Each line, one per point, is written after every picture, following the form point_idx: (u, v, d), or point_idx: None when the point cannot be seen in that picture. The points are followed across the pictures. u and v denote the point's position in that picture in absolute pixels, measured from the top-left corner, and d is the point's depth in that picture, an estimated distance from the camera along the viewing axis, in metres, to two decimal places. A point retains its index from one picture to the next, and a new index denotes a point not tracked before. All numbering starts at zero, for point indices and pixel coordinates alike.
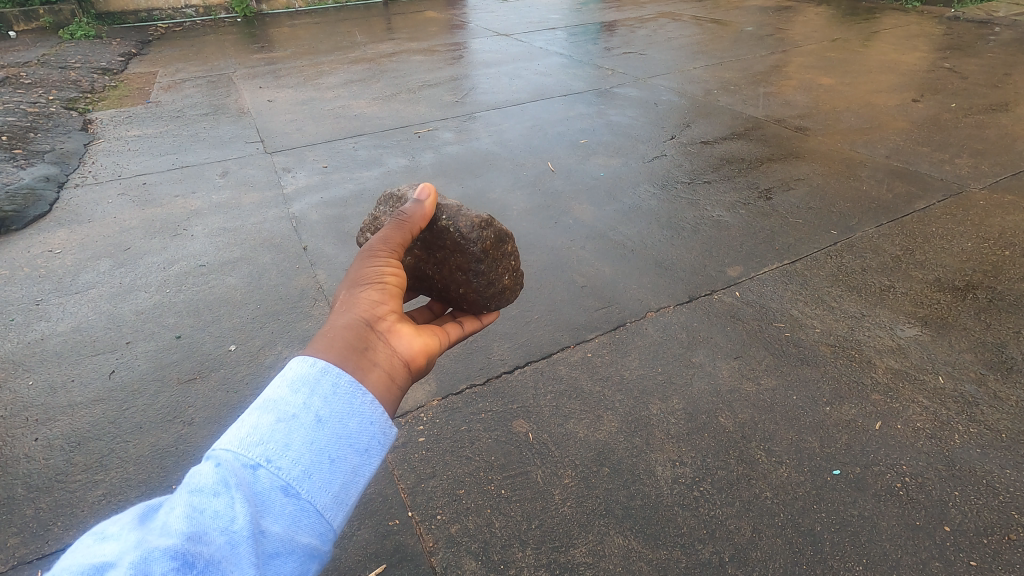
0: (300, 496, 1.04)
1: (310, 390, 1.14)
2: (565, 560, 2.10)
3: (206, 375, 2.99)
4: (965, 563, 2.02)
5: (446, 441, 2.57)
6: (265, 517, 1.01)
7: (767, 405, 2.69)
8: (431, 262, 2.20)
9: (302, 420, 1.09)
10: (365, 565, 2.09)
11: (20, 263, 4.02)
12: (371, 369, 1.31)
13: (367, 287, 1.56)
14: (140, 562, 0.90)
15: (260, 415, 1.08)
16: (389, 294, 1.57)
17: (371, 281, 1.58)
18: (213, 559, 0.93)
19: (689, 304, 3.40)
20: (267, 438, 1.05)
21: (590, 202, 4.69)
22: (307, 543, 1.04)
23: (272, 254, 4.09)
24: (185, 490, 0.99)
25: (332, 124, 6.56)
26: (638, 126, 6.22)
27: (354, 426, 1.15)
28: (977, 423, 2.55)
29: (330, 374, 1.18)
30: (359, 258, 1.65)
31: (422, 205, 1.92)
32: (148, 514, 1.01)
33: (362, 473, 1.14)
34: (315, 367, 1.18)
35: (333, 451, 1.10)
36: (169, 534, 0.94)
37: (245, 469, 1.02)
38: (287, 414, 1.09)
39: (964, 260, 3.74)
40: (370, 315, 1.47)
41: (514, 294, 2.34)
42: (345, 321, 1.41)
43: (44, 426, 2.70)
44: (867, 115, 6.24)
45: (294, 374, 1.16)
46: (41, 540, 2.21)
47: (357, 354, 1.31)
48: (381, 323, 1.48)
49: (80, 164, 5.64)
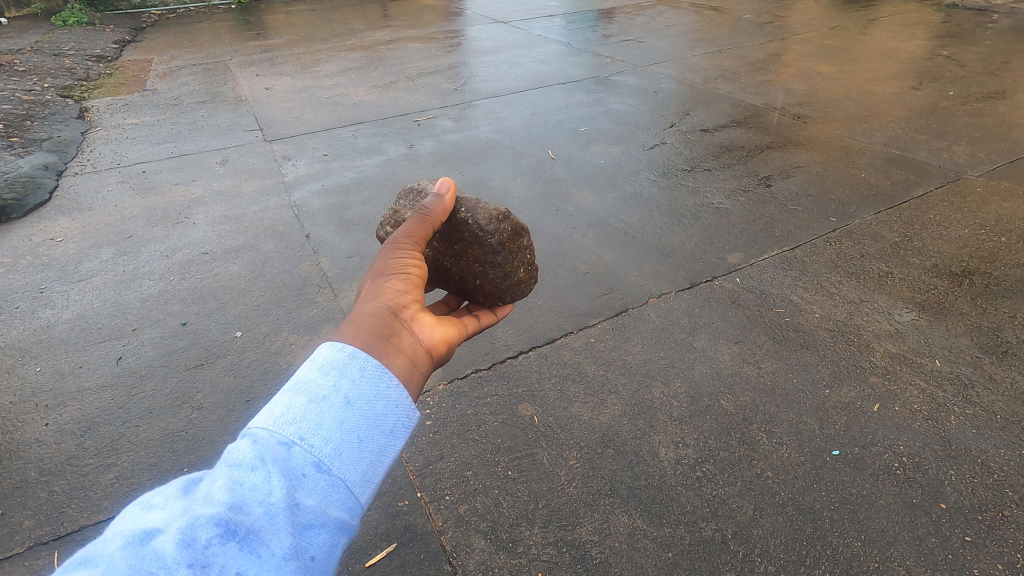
0: (332, 473, 1.07)
1: (340, 373, 1.17)
2: (571, 538, 2.14)
3: (213, 361, 3.01)
4: (961, 539, 2.08)
5: (453, 424, 2.61)
6: (299, 491, 1.03)
7: (767, 388, 2.74)
8: (449, 254, 2.24)
9: (332, 401, 1.12)
10: (376, 544, 2.14)
11: (22, 251, 4.02)
12: (397, 355, 1.33)
13: (392, 278, 1.59)
14: (186, 528, 0.95)
15: (293, 397, 1.11)
16: (412, 284, 1.61)
17: (395, 272, 1.62)
18: (252, 528, 0.97)
19: (690, 290, 3.44)
20: (300, 417, 1.08)
21: (591, 190, 4.71)
22: (338, 517, 1.06)
23: (275, 242, 4.11)
24: (224, 464, 1.03)
25: (331, 113, 6.54)
26: (637, 114, 6.23)
27: (380, 408, 1.18)
28: (973, 404, 2.60)
29: (358, 358, 1.21)
30: (383, 249, 1.68)
31: (442, 200, 1.95)
32: (191, 486, 1.05)
33: (389, 453, 1.16)
34: (344, 352, 1.21)
35: (362, 431, 1.13)
36: (212, 504, 0.99)
37: (280, 446, 1.05)
38: (317, 395, 1.12)
39: (961, 246, 3.78)
40: (395, 304, 1.50)
41: (528, 287, 2.36)
42: (371, 309, 1.44)
43: (54, 412, 2.73)
44: (866, 103, 6.26)
45: (325, 359, 1.19)
46: (56, 522, 2.24)
47: (384, 340, 1.34)
48: (405, 311, 1.51)
49: (78, 152, 5.62)
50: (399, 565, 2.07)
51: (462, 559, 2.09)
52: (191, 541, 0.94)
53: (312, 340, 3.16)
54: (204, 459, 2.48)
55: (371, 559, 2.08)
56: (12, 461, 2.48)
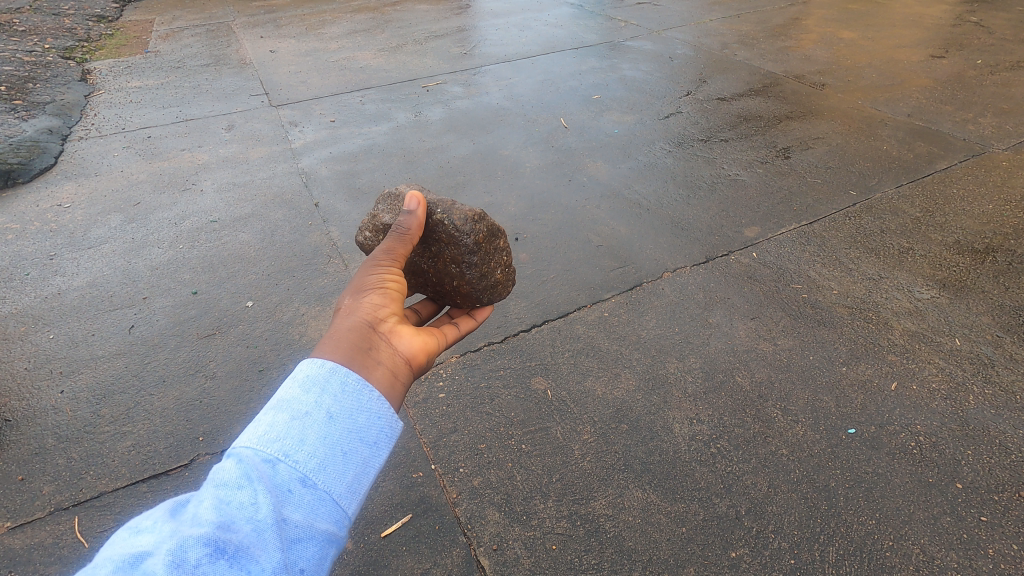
0: (318, 487, 1.05)
1: (321, 389, 1.15)
2: (586, 512, 2.15)
3: (225, 331, 3.01)
4: (976, 518, 2.07)
5: (466, 397, 2.61)
6: (286, 506, 1.02)
7: (784, 365, 2.72)
8: (427, 256, 2.17)
9: (315, 417, 1.10)
10: (392, 515, 2.15)
11: (30, 217, 3.98)
12: (376, 368, 1.29)
13: (370, 292, 1.54)
14: (176, 549, 0.93)
15: (275, 414, 1.08)
16: (390, 298, 1.56)
17: (373, 287, 1.56)
18: (242, 545, 0.96)
19: (706, 265, 3.39)
20: (284, 434, 1.06)
21: (604, 159, 4.61)
22: (326, 529, 1.05)
23: (283, 210, 4.05)
24: (210, 484, 1.01)
25: (338, 77, 6.38)
26: (652, 81, 6.05)
27: (362, 421, 1.16)
28: (992, 384, 2.57)
29: (338, 374, 1.19)
30: (361, 267, 1.62)
31: (416, 214, 1.88)
32: (178, 508, 1.03)
33: (373, 464, 1.15)
34: (324, 367, 1.18)
35: (345, 444, 1.11)
36: (199, 524, 0.97)
37: (264, 464, 1.03)
38: (300, 412, 1.10)
39: (985, 222, 3.69)
40: (373, 316, 1.45)
41: (507, 289, 2.31)
42: (345, 325, 1.38)
43: (68, 379, 2.74)
44: (890, 71, 6.05)
45: (305, 375, 1.16)
46: (75, 488, 2.26)
47: (362, 354, 1.30)
48: (383, 324, 1.46)
49: (82, 116, 5.53)
50: (414, 535, 2.09)
51: (476, 531, 2.11)
52: (181, 562, 0.92)
53: (323, 311, 3.14)
54: (218, 428, 2.49)
55: (387, 530, 2.10)
56: (30, 427, 2.50)
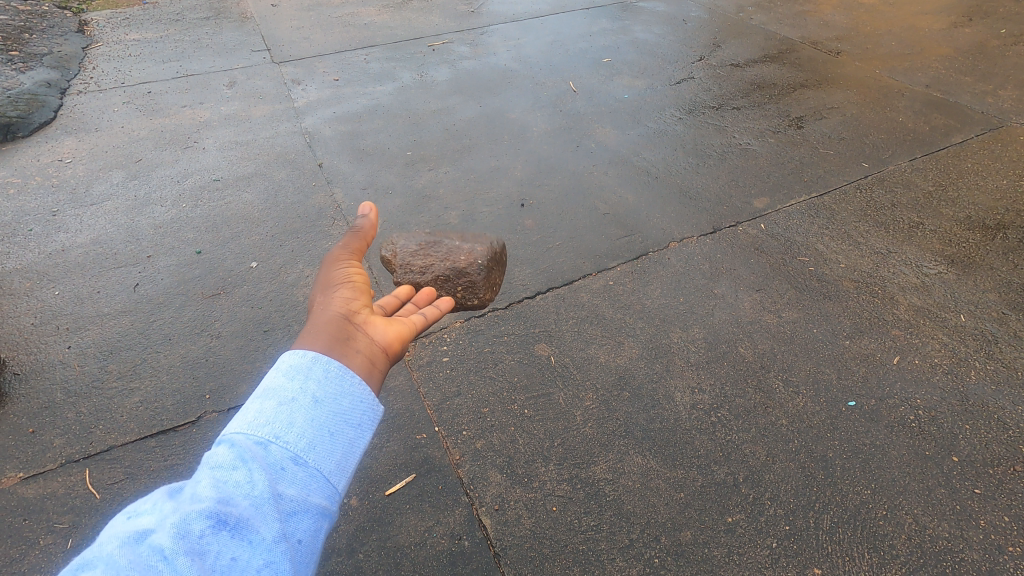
0: (309, 464, 1.07)
1: (306, 375, 1.16)
2: (586, 476, 2.19)
3: (229, 291, 3.01)
4: (970, 491, 2.11)
5: (470, 361, 2.63)
6: (280, 482, 1.04)
7: (787, 337, 2.72)
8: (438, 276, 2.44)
9: (302, 401, 1.12)
10: (396, 474, 2.20)
11: (31, 171, 3.93)
12: (355, 355, 1.29)
13: (338, 288, 1.52)
14: (177, 523, 0.95)
15: (264, 400, 1.11)
16: (360, 290, 1.54)
17: (341, 283, 1.54)
18: (240, 520, 0.98)
19: (713, 235, 3.36)
20: (273, 418, 1.08)
21: (613, 125, 4.52)
22: (320, 503, 1.07)
23: (287, 170, 4.00)
24: (206, 467, 1.04)
25: (341, 34, 6.21)
26: (665, 45, 5.88)
27: (347, 403, 1.17)
28: (994, 360, 2.58)
29: (320, 361, 1.20)
30: (325, 265, 1.60)
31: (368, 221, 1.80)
32: (176, 490, 1.05)
33: (360, 445, 1.17)
34: (306, 356, 1.19)
35: (332, 425, 1.13)
36: (198, 500, 0.99)
37: (257, 446, 1.05)
38: (287, 396, 1.12)
39: (997, 198, 3.64)
40: (345, 308, 1.44)
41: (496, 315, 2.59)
42: (317, 321, 1.37)
43: (75, 335, 2.75)
44: (910, 39, 5.86)
45: (289, 364, 1.18)
46: (85, 441, 2.30)
47: (340, 343, 1.30)
48: (357, 315, 1.44)
49: (81, 69, 5.41)
50: (418, 494, 2.13)
51: (479, 491, 2.15)
52: (183, 536, 0.94)
53: None
54: (225, 386, 2.52)
55: (391, 488, 2.15)
56: (39, 380, 2.53)
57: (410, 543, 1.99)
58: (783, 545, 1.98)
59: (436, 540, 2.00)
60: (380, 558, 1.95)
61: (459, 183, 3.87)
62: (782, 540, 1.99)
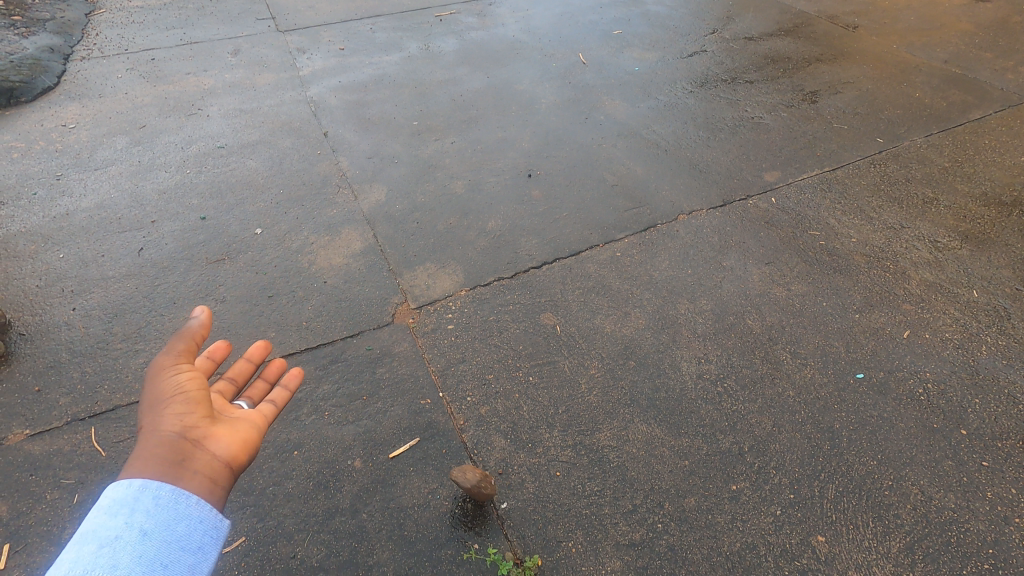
0: None
1: (129, 510, 1.06)
2: (591, 442, 2.18)
3: (234, 257, 2.99)
4: (977, 463, 2.09)
5: (475, 329, 2.61)
6: None
7: (796, 310, 2.69)
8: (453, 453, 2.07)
9: (126, 538, 1.00)
10: (399, 437, 2.19)
11: (34, 136, 3.90)
12: (192, 480, 1.19)
13: (165, 403, 1.33)
14: None
15: (74, 550, 0.97)
16: (195, 400, 1.36)
17: (170, 394, 1.34)
18: None
19: (723, 208, 3.31)
20: (88, 567, 0.94)
21: (623, 98, 4.44)
22: None
23: (291, 138, 3.96)
24: None
25: (347, 3, 6.09)
26: (677, 18, 5.74)
27: (182, 529, 1.09)
28: (1006, 336, 2.54)
29: (148, 490, 1.11)
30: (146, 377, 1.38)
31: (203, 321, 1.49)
32: None
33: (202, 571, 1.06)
34: (131, 487, 1.10)
35: (165, 557, 1.02)
36: None
37: None
38: (106, 537, 1.00)
39: (1015, 175, 3.56)
40: (178, 427, 1.29)
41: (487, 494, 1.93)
42: (141, 451, 1.21)
43: (80, 297, 2.75)
44: (929, 14, 5.71)
45: (108, 502, 1.06)
46: (90, 401, 2.31)
47: (171, 472, 1.18)
48: (194, 432, 1.30)
49: (84, 35, 5.33)
50: (421, 458, 2.13)
51: (483, 456, 2.15)
52: None
53: (332, 242, 3.11)
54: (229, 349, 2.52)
55: (395, 451, 2.15)
56: (44, 341, 2.54)
57: (413, 504, 2.00)
58: (787, 513, 1.97)
59: (439, 502, 2.01)
60: (384, 519, 1.96)
61: (465, 154, 3.81)
62: (786, 508, 1.98)
